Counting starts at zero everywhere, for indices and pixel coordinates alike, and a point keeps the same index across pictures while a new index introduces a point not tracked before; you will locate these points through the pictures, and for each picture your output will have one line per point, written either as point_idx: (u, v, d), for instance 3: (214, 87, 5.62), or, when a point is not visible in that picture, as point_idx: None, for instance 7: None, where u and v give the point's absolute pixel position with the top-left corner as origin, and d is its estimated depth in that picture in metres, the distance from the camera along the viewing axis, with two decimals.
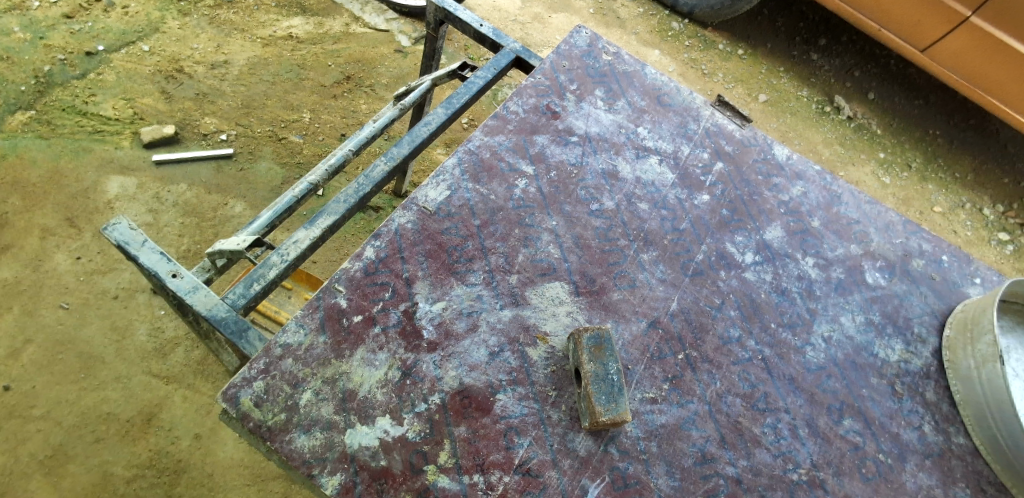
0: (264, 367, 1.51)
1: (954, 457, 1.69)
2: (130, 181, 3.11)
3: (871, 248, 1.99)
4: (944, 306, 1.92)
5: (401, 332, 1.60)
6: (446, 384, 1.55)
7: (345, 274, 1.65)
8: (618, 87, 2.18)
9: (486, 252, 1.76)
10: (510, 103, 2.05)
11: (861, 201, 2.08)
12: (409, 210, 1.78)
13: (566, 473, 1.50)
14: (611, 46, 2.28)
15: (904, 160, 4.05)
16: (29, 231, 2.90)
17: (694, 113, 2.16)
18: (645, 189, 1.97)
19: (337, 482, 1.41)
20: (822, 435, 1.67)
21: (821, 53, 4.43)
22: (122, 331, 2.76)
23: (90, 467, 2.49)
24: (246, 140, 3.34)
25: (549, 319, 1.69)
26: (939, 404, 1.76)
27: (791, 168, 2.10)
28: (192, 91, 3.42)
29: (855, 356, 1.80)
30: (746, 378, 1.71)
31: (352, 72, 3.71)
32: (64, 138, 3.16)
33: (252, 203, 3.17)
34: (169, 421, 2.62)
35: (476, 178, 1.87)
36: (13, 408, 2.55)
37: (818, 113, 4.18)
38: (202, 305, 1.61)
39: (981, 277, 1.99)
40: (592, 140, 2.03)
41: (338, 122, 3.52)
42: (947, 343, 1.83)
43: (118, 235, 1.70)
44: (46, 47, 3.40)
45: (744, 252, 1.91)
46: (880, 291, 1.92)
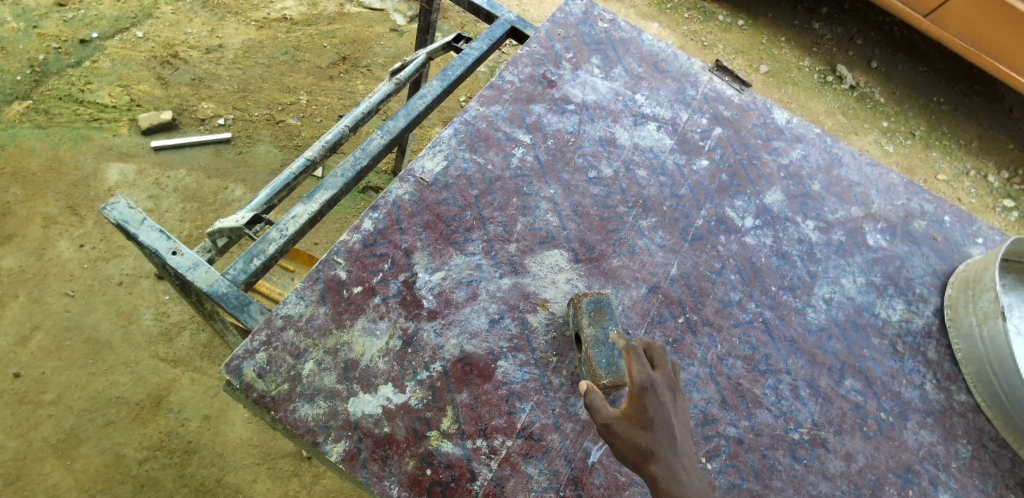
0: (266, 339, 1.51)
1: (956, 415, 1.69)
2: (129, 167, 3.11)
3: (872, 210, 1.98)
4: (945, 266, 1.92)
5: (402, 301, 1.61)
6: (447, 352, 1.56)
7: (344, 247, 1.65)
8: (615, 54, 2.17)
9: (484, 222, 1.75)
10: (505, 73, 2.03)
11: (861, 163, 2.07)
12: (406, 182, 1.78)
13: (568, 436, 1.51)
14: (607, 13, 2.26)
15: (908, 128, 4.01)
16: (32, 220, 2.91)
17: (691, 79, 2.15)
18: (643, 155, 1.96)
19: (341, 449, 1.42)
20: (823, 395, 1.68)
21: (823, 22, 4.37)
22: (128, 316, 2.78)
23: (102, 450, 2.52)
24: (244, 124, 3.33)
25: (549, 286, 1.69)
26: (940, 363, 1.76)
27: (790, 132, 2.09)
28: (188, 76, 3.41)
29: (857, 316, 1.80)
30: (747, 340, 1.72)
31: (348, 53, 3.69)
32: (63, 127, 3.16)
33: (251, 186, 3.17)
34: (178, 403, 2.65)
35: (473, 148, 1.87)
36: (25, 394, 2.57)
37: (820, 83, 4.14)
38: (203, 281, 1.62)
39: (983, 236, 1.99)
40: (589, 108, 2.02)
41: (335, 103, 3.51)
42: (949, 302, 1.83)
43: (117, 214, 1.69)
44: (40, 36, 3.38)
45: (743, 217, 1.90)
46: (881, 253, 1.91)
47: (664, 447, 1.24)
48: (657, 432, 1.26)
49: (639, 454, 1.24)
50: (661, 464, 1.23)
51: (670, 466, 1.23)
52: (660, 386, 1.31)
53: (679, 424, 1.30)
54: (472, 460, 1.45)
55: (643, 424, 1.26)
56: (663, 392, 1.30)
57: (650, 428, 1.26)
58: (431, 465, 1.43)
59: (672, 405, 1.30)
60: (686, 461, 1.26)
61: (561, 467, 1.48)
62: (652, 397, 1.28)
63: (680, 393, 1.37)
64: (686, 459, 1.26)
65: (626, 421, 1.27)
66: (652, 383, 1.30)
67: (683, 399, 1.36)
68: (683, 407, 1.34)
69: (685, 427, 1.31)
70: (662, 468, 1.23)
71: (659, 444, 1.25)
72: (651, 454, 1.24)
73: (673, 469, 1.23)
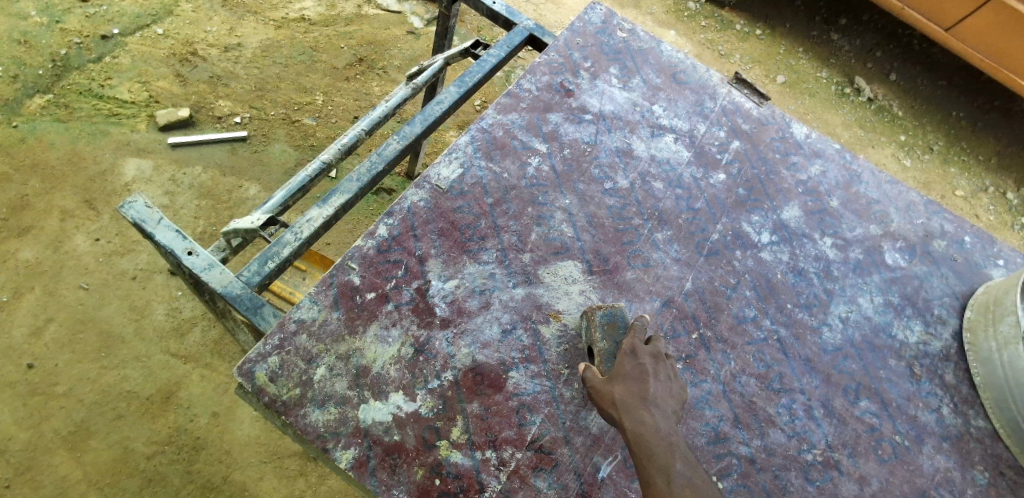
0: (279, 343, 1.51)
1: (973, 440, 1.67)
2: (146, 163, 3.13)
3: (891, 228, 1.95)
4: (965, 288, 1.89)
5: (414, 309, 1.60)
6: (459, 362, 1.55)
7: (358, 252, 1.65)
8: (633, 64, 2.15)
9: (498, 231, 1.75)
10: (523, 81, 2.03)
11: (881, 180, 2.04)
12: (422, 188, 1.78)
13: (578, 450, 1.50)
14: (626, 23, 2.25)
15: (926, 143, 3.97)
16: (49, 213, 2.94)
17: (710, 91, 2.13)
18: (660, 167, 1.94)
19: (351, 456, 1.42)
20: (838, 416, 1.66)
21: (842, 33, 4.33)
22: (141, 311, 2.80)
23: (111, 443, 2.53)
24: (260, 123, 3.35)
25: (562, 298, 1.68)
26: (958, 386, 1.74)
27: (809, 147, 2.07)
28: (206, 74, 3.43)
29: (873, 336, 1.78)
30: (761, 358, 1.70)
31: (365, 54, 3.70)
32: (82, 121, 3.19)
33: (266, 185, 3.19)
34: (188, 399, 2.66)
35: (489, 156, 1.86)
36: (37, 386, 2.59)
37: (838, 95, 4.10)
38: (218, 282, 1.63)
39: (1004, 258, 1.96)
40: (606, 118, 2.01)
41: (351, 104, 3.51)
42: (968, 324, 1.80)
43: (135, 213, 1.70)
44: (62, 31, 3.41)
45: (760, 232, 1.88)
46: (899, 272, 1.89)
47: (633, 397, 1.37)
48: (630, 386, 1.40)
49: (613, 405, 1.39)
50: (629, 410, 1.36)
51: (636, 413, 1.35)
52: (642, 351, 1.45)
53: (659, 382, 1.42)
54: (481, 471, 1.45)
55: (618, 379, 1.41)
56: (645, 356, 1.45)
57: (625, 383, 1.40)
58: (440, 475, 1.43)
59: (653, 367, 1.44)
60: (661, 413, 1.37)
61: (570, 481, 1.47)
62: (631, 358, 1.44)
63: (672, 364, 1.49)
64: (659, 410, 1.37)
65: (605, 379, 1.43)
66: (635, 349, 1.46)
67: (674, 368, 1.47)
68: (671, 373, 1.45)
69: (667, 388, 1.42)
70: (629, 414, 1.35)
71: (630, 396, 1.38)
72: (622, 403, 1.37)
73: (641, 414, 1.35)
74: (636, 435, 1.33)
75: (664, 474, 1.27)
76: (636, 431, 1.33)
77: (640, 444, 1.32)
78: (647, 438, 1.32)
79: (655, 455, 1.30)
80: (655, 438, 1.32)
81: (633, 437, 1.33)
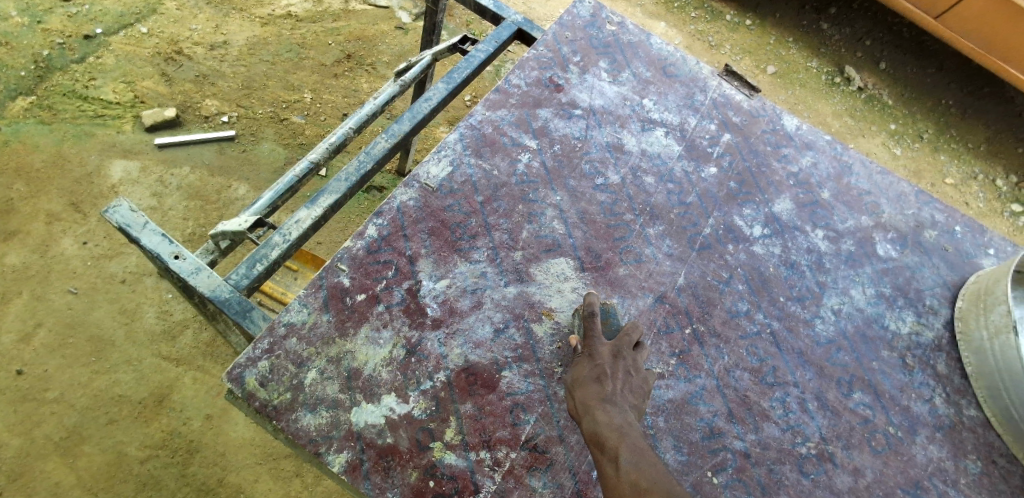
0: (269, 347, 1.49)
1: (965, 429, 1.67)
2: (133, 164, 3.09)
3: (882, 219, 1.95)
4: (956, 277, 1.89)
5: (405, 309, 1.59)
6: (451, 362, 1.54)
7: (348, 253, 1.63)
8: (623, 57, 2.14)
9: (489, 229, 1.73)
10: (512, 77, 2.01)
11: (872, 171, 2.04)
12: (411, 188, 1.76)
13: (573, 448, 1.50)
14: (615, 16, 2.24)
15: (915, 131, 3.98)
16: (34, 217, 2.90)
17: (700, 84, 2.12)
18: (651, 161, 1.93)
19: (344, 460, 1.41)
20: (831, 409, 1.66)
21: (831, 22, 4.32)
22: (131, 314, 2.77)
23: (104, 448, 2.51)
24: (248, 122, 3.31)
25: (554, 295, 1.67)
26: (950, 376, 1.74)
27: (800, 139, 2.06)
28: (192, 73, 3.39)
29: (866, 328, 1.78)
30: (754, 352, 1.70)
31: (352, 50, 3.66)
32: (66, 123, 3.14)
33: (255, 185, 3.16)
34: (180, 402, 2.64)
35: (479, 153, 1.84)
36: (27, 392, 2.57)
37: (828, 84, 4.10)
38: (205, 286, 1.61)
39: (995, 247, 1.96)
40: (596, 113, 2.00)
41: (339, 102, 3.48)
42: (959, 314, 1.80)
43: (120, 217, 1.68)
44: (44, 31, 3.36)
45: (752, 226, 1.87)
46: (891, 263, 1.89)
47: (590, 396, 1.39)
48: (587, 387, 1.41)
49: (574, 407, 1.41)
50: (586, 410, 1.37)
51: (592, 411, 1.36)
52: (601, 352, 1.48)
53: (617, 381, 1.44)
54: (476, 472, 1.44)
55: (577, 382, 1.43)
56: (604, 356, 1.47)
57: (583, 385, 1.42)
58: (435, 477, 1.42)
59: (612, 367, 1.46)
60: (617, 408, 1.37)
61: (566, 480, 1.46)
62: (590, 361, 1.47)
63: (636, 361, 1.51)
64: (615, 406, 1.37)
65: (567, 384, 1.45)
66: (593, 352, 1.48)
67: (637, 365, 1.49)
68: (631, 370, 1.48)
69: (625, 385, 1.44)
70: (585, 413, 1.37)
71: (587, 397, 1.40)
72: (581, 405, 1.39)
73: (596, 412, 1.36)
74: (591, 431, 1.33)
75: (614, 464, 1.26)
76: (591, 428, 1.33)
77: (594, 439, 1.32)
78: (600, 432, 1.32)
79: (607, 447, 1.29)
80: (606, 431, 1.31)
81: (589, 434, 1.33)
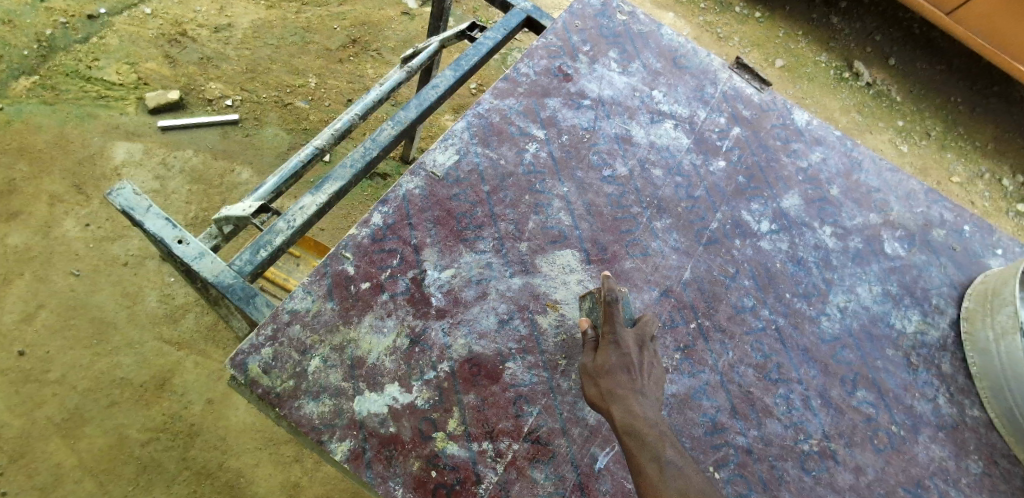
0: (272, 333, 1.49)
1: (968, 430, 1.67)
2: (136, 146, 3.08)
3: (890, 217, 1.94)
4: (963, 277, 1.88)
5: (410, 299, 1.58)
6: (455, 352, 1.54)
7: (352, 241, 1.62)
8: (633, 48, 2.11)
9: (495, 219, 1.72)
10: (520, 65, 1.99)
11: (881, 169, 2.02)
12: (417, 176, 1.75)
13: (575, 441, 1.49)
14: (626, 5, 2.21)
15: (924, 128, 3.95)
16: (37, 197, 2.89)
17: (711, 76, 2.10)
18: (659, 154, 1.92)
19: (346, 448, 1.40)
20: (835, 406, 1.65)
21: (842, 16, 4.27)
22: (133, 298, 2.77)
23: (105, 431, 2.52)
24: (252, 106, 3.29)
25: (560, 287, 1.66)
26: (955, 376, 1.74)
27: (810, 134, 2.04)
28: (196, 55, 3.36)
29: (871, 326, 1.77)
30: (759, 348, 1.69)
31: (358, 36, 3.63)
32: (69, 104, 3.12)
33: (258, 169, 3.14)
34: (182, 387, 2.64)
35: (486, 142, 1.83)
36: (29, 373, 2.57)
37: (837, 79, 4.07)
38: (209, 272, 1.60)
39: (1003, 248, 1.95)
40: (605, 104, 1.98)
41: (344, 87, 3.45)
42: (966, 314, 1.79)
43: (123, 200, 1.67)
44: (47, 10, 3.33)
45: (760, 221, 1.86)
46: (899, 262, 1.87)
47: (622, 389, 1.39)
48: (616, 376, 1.41)
49: (600, 395, 1.40)
50: (618, 401, 1.38)
51: (626, 404, 1.38)
52: (627, 340, 1.45)
53: (644, 371, 1.44)
54: (478, 463, 1.44)
55: (605, 370, 1.41)
56: (629, 344, 1.45)
57: (612, 373, 1.41)
58: (437, 466, 1.42)
59: (639, 357, 1.45)
60: (647, 402, 1.40)
61: (568, 472, 1.46)
62: (617, 348, 1.44)
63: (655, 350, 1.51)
64: (645, 399, 1.40)
65: (591, 368, 1.43)
66: (618, 338, 1.45)
67: (658, 354, 1.50)
68: (652, 359, 1.48)
69: (651, 376, 1.45)
70: (618, 406, 1.37)
71: (617, 387, 1.40)
72: (610, 394, 1.39)
73: (630, 406, 1.38)
74: (626, 425, 1.35)
75: (656, 464, 1.30)
76: (626, 422, 1.36)
77: (631, 434, 1.35)
78: (638, 429, 1.35)
79: (647, 445, 1.33)
80: (645, 428, 1.35)
81: (624, 428, 1.35)
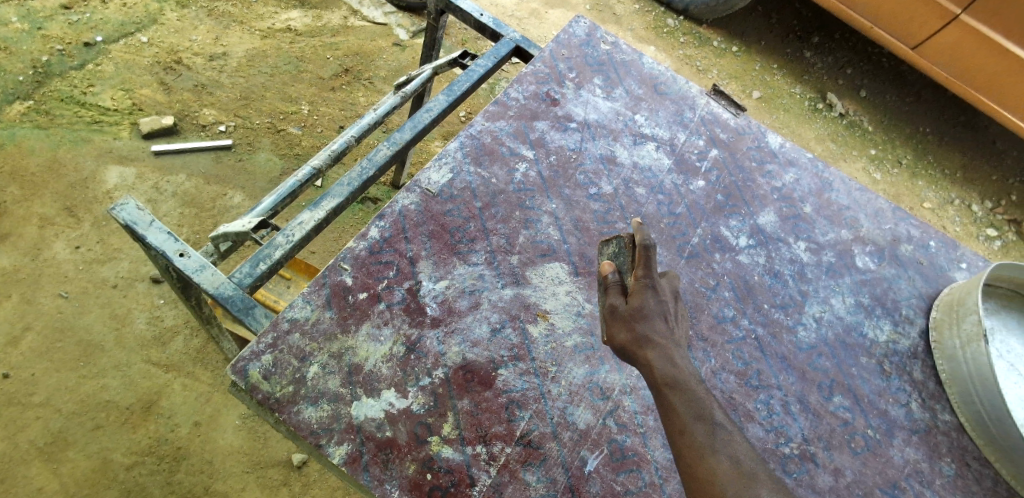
0: (272, 341, 1.54)
1: (940, 433, 1.75)
2: (128, 171, 3.13)
3: (861, 233, 2.05)
4: (931, 290, 1.98)
5: (405, 308, 1.64)
6: (449, 360, 1.59)
7: (350, 254, 1.69)
8: (616, 75, 2.24)
9: (487, 233, 1.80)
10: (510, 90, 2.09)
11: (851, 188, 2.14)
12: (412, 192, 1.82)
13: (566, 444, 1.55)
14: (609, 36, 2.34)
15: (895, 157, 4.13)
16: (28, 220, 2.92)
17: (689, 102, 2.22)
18: (642, 174, 2.02)
19: (344, 452, 1.45)
20: (813, 411, 1.73)
21: (814, 50, 4.48)
22: (121, 320, 2.79)
23: (89, 454, 2.51)
24: (245, 132, 3.37)
25: (549, 298, 1.73)
26: (926, 382, 1.82)
27: (783, 156, 2.16)
28: (191, 82, 3.45)
29: (845, 336, 1.86)
30: (739, 356, 1.77)
31: (350, 65, 3.74)
32: (63, 128, 3.17)
33: (250, 193, 3.20)
34: (169, 409, 2.65)
35: (478, 161, 1.92)
36: (13, 395, 2.57)
37: (811, 110, 4.25)
38: (209, 284, 1.65)
39: (967, 262, 2.06)
40: (590, 126, 2.08)
41: (336, 114, 3.55)
42: (934, 324, 1.89)
43: (126, 215, 1.72)
44: (44, 37, 3.41)
45: (738, 236, 1.96)
46: (869, 275, 1.97)
47: (659, 337, 1.40)
48: (653, 322, 1.41)
49: (637, 341, 1.39)
50: (658, 350, 1.38)
51: (665, 354, 1.38)
52: (661, 288, 1.45)
53: (674, 321, 1.46)
54: (472, 465, 1.48)
55: (642, 316, 1.41)
56: (663, 294, 1.46)
57: (649, 319, 1.41)
58: (432, 469, 1.46)
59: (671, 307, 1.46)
60: (681, 352, 1.42)
61: (559, 475, 1.51)
62: (652, 294, 1.43)
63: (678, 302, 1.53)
64: (680, 350, 1.42)
65: (626, 310, 1.41)
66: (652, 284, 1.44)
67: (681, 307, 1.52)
68: (678, 310, 1.50)
69: (679, 327, 1.47)
70: (657, 354, 1.38)
71: (654, 334, 1.40)
72: (648, 340, 1.39)
73: (668, 356, 1.39)
74: (667, 377, 1.36)
75: (703, 424, 1.31)
76: (667, 372, 1.37)
77: (672, 387, 1.36)
78: (679, 382, 1.36)
79: (692, 402, 1.34)
80: (688, 384, 1.36)
81: (665, 378, 1.36)
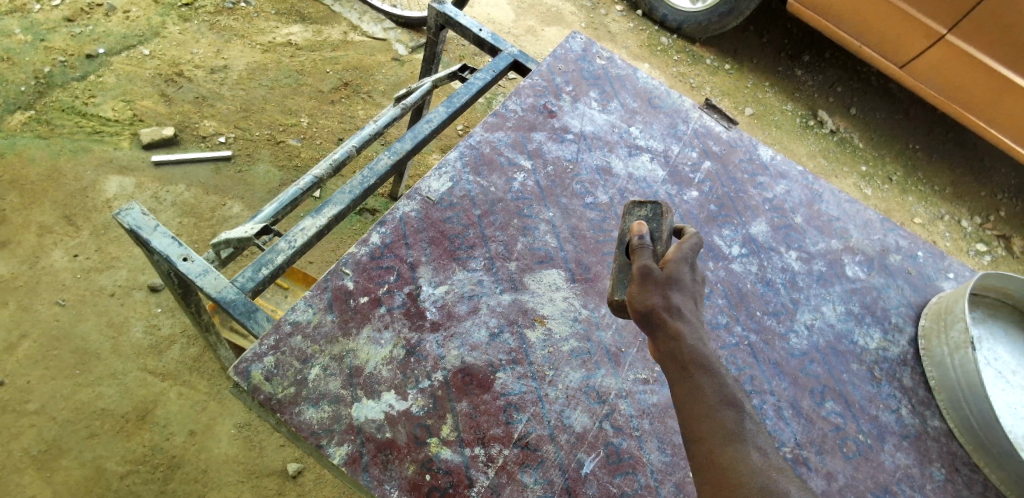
0: (274, 343, 1.57)
1: (930, 439, 1.78)
2: (128, 181, 3.15)
3: (850, 243, 2.09)
4: (919, 298, 2.03)
5: (406, 312, 1.67)
6: (448, 363, 1.62)
7: (351, 259, 1.73)
8: (611, 88, 2.29)
9: (486, 240, 1.84)
10: (509, 102, 2.15)
11: (841, 200, 2.19)
12: (413, 200, 1.86)
13: (563, 447, 1.57)
14: (605, 51, 2.40)
15: (885, 173, 4.20)
16: (27, 228, 2.94)
17: (683, 115, 2.28)
18: (637, 184, 2.06)
19: (344, 452, 1.47)
20: (805, 416, 1.76)
21: (805, 69, 4.58)
22: (118, 328, 2.80)
23: (83, 462, 2.51)
24: (245, 143, 3.41)
25: (546, 304, 1.77)
26: (915, 389, 1.86)
27: (774, 168, 2.21)
28: (191, 94, 3.49)
29: (836, 343, 1.90)
30: (733, 362, 1.80)
31: (350, 79, 3.80)
32: (63, 138, 3.20)
33: (249, 203, 3.23)
34: (164, 417, 2.65)
35: (477, 171, 1.96)
36: (8, 403, 2.57)
37: (802, 127, 4.33)
38: (212, 287, 1.67)
39: (954, 271, 2.11)
40: (587, 138, 2.13)
41: (335, 127, 3.60)
42: (923, 332, 1.93)
43: (131, 220, 1.75)
44: (47, 49, 3.46)
45: (730, 245, 2.00)
46: (859, 284, 2.02)
47: (692, 312, 1.30)
48: (686, 296, 1.32)
49: (670, 309, 1.28)
50: (690, 325, 1.28)
51: (696, 330, 1.28)
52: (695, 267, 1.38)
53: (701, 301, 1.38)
54: (471, 467, 1.50)
55: (678, 287, 1.31)
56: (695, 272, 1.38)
57: (684, 293, 1.32)
58: (431, 470, 1.48)
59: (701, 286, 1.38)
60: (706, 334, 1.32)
61: (556, 476, 1.53)
62: (687, 270, 1.36)
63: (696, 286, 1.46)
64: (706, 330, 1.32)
65: (661, 275, 1.31)
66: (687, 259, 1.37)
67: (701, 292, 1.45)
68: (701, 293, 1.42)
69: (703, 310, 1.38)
70: (690, 328, 1.27)
71: (685, 308, 1.30)
72: (681, 312, 1.29)
73: (700, 333, 1.29)
74: (697, 353, 1.25)
75: (731, 411, 1.21)
76: (700, 349, 1.26)
77: (701, 364, 1.25)
78: (709, 361, 1.26)
79: (720, 385, 1.23)
80: (718, 366, 1.26)
81: (696, 355, 1.25)
